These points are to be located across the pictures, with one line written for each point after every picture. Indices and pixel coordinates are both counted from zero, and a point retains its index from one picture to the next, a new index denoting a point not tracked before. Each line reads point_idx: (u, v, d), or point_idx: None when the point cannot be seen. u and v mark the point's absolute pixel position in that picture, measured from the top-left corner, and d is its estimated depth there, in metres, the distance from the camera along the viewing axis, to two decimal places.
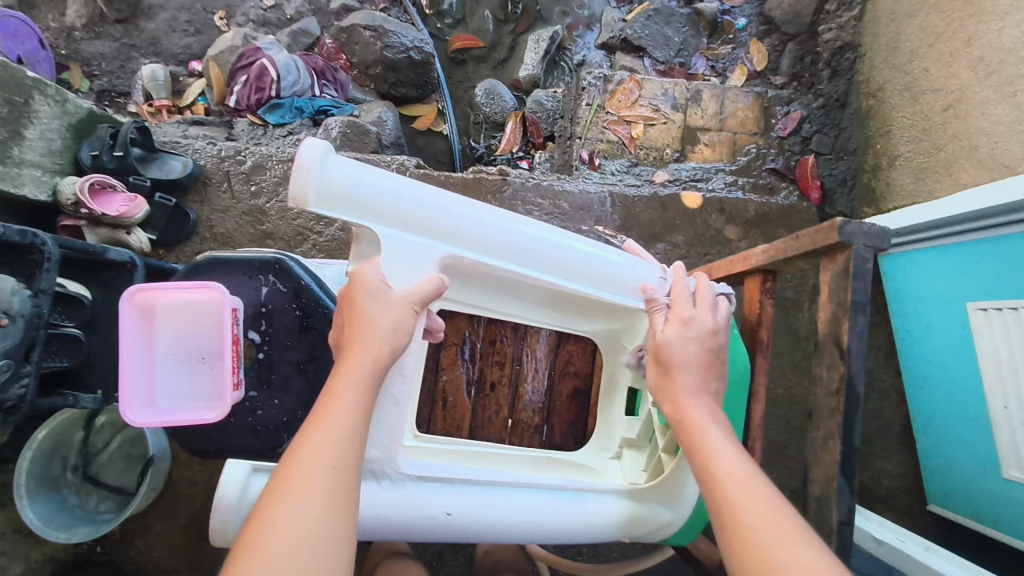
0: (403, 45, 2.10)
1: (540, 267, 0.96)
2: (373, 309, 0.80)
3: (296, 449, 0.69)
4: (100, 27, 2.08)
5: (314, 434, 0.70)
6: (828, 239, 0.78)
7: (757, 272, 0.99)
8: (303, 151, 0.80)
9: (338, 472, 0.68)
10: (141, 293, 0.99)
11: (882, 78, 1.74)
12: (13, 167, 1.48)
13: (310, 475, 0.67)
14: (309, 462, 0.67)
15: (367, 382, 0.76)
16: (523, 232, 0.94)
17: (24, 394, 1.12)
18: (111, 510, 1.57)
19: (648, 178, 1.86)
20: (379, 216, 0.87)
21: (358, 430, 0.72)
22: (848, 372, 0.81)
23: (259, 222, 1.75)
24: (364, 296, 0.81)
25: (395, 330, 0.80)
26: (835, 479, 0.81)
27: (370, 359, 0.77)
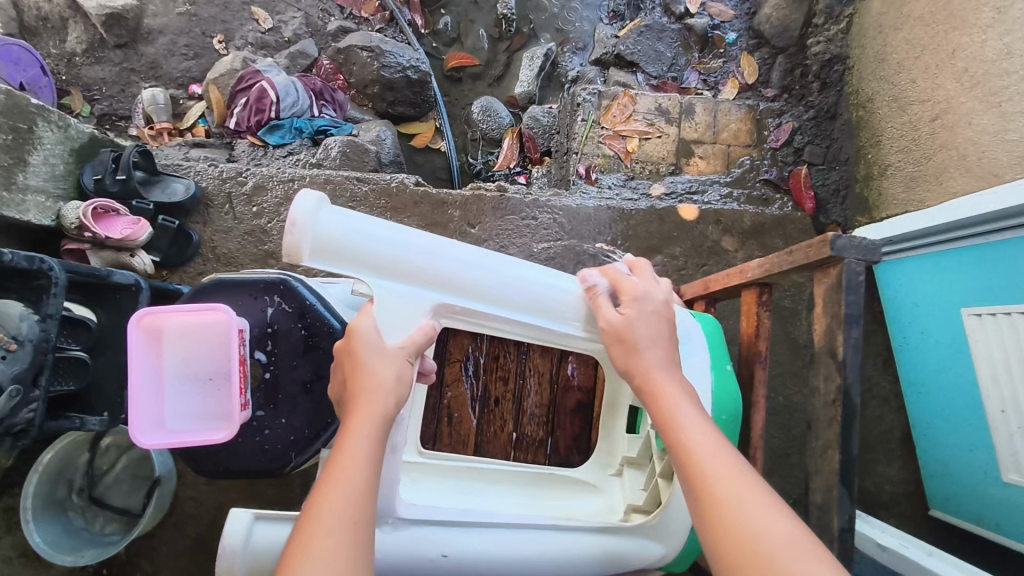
0: (399, 64, 2.12)
1: (532, 310, 0.96)
2: (374, 363, 0.82)
3: (315, 507, 0.70)
4: (100, 52, 2.10)
5: (330, 491, 0.71)
6: (821, 254, 0.79)
7: (753, 285, 0.96)
8: (296, 206, 0.82)
9: (355, 527, 0.69)
10: (149, 317, 1.01)
11: (870, 90, 1.78)
12: (18, 193, 1.50)
13: (330, 530, 0.68)
14: (328, 518, 0.69)
15: (376, 436, 0.77)
16: (518, 279, 0.94)
17: (33, 418, 1.13)
18: (117, 532, 1.59)
19: (644, 191, 1.89)
20: (373, 266, 0.87)
21: (371, 482, 0.74)
22: (845, 383, 0.82)
23: (262, 243, 1.77)
24: (365, 350, 0.83)
25: (396, 382, 0.82)
26: (836, 488, 0.82)
27: (377, 413, 0.78)
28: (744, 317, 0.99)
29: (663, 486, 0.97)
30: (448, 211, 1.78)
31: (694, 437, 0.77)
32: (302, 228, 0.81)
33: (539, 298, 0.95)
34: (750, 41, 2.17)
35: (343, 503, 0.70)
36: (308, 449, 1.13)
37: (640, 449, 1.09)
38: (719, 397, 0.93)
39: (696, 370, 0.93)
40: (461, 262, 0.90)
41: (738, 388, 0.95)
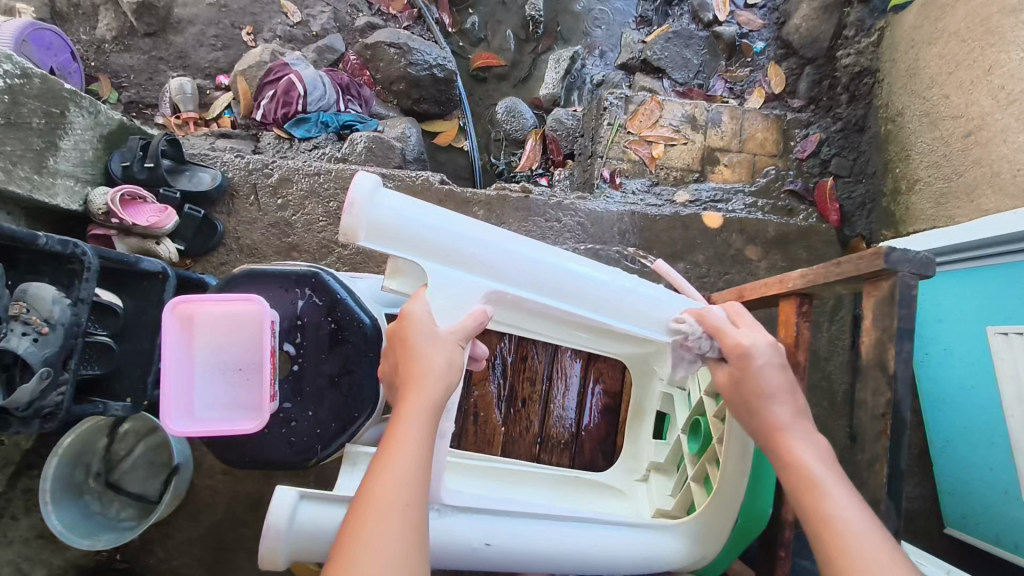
0: (426, 62, 2.12)
1: (578, 302, 0.95)
2: (424, 348, 0.81)
3: (369, 489, 0.70)
4: (130, 40, 2.11)
5: (382, 476, 0.71)
6: (873, 266, 0.79)
7: (793, 295, 0.96)
8: (353, 186, 0.83)
9: (409, 511, 0.70)
10: (183, 305, 1.01)
11: (900, 103, 1.77)
12: (49, 177, 1.50)
13: (384, 515, 0.68)
14: (382, 502, 0.69)
15: (428, 424, 0.77)
16: (566, 269, 0.93)
17: (61, 401, 1.14)
18: (132, 518, 1.59)
19: (668, 198, 1.88)
20: (426, 249, 0.88)
21: (423, 467, 0.74)
22: (894, 397, 0.81)
23: (285, 235, 1.76)
24: (416, 336, 0.82)
25: (448, 369, 0.81)
26: (881, 503, 0.81)
27: (432, 400, 0.78)
28: (782, 327, 0.98)
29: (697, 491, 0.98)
30: (472, 210, 1.78)
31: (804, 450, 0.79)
32: (358, 208, 0.83)
33: (586, 290, 0.95)
34: (777, 51, 2.17)
35: (397, 488, 0.71)
36: (334, 442, 1.12)
37: (669, 453, 1.09)
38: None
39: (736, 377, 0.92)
40: (510, 249, 0.91)
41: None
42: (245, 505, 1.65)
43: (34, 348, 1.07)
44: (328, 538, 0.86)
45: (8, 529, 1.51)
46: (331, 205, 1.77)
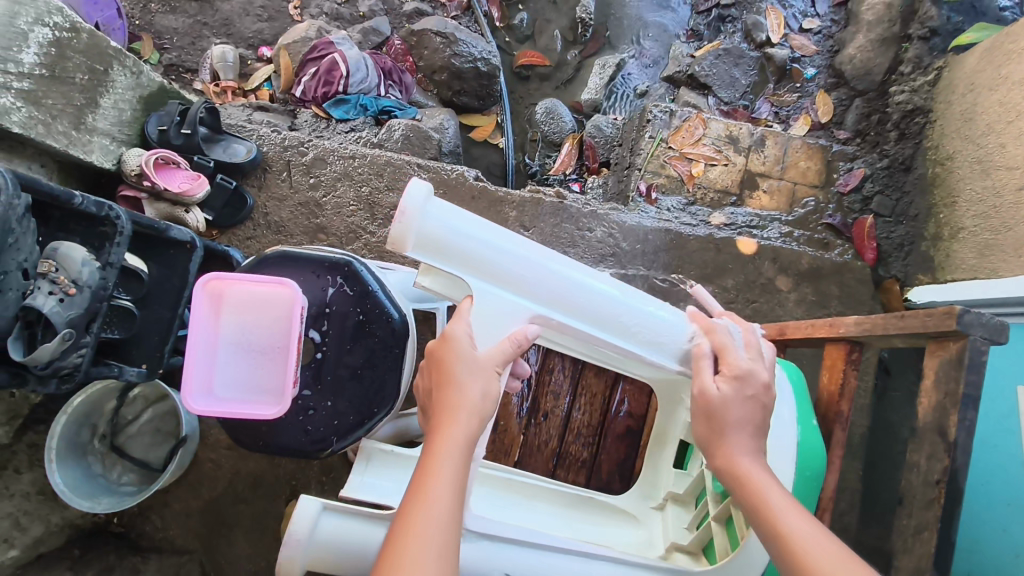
0: (471, 55, 2.10)
1: (623, 335, 0.92)
2: (463, 378, 0.81)
3: (402, 533, 0.70)
4: (176, 2, 2.09)
5: (418, 519, 0.70)
6: (944, 326, 0.77)
7: (843, 341, 0.93)
8: (406, 193, 0.82)
9: (443, 558, 0.69)
10: (215, 282, 1.00)
11: (951, 148, 1.73)
12: (86, 134, 1.49)
13: (420, 561, 0.67)
14: (417, 548, 0.68)
15: (461, 459, 0.76)
16: (612, 300, 0.90)
17: (79, 364, 1.13)
18: (132, 483, 1.59)
19: (703, 218, 1.85)
20: (471, 265, 0.86)
21: (457, 507, 0.73)
22: (952, 464, 0.80)
23: (314, 215, 1.73)
24: (456, 361, 0.83)
25: (483, 399, 0.81)
26: (926, 571, 0.79)
27: (465, 432, 0.78)
28: (826, 371, 0.96)
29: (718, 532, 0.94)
30: (505, 211, 1.75)
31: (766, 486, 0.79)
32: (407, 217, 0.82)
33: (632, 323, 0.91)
34: (828, 79, 2.13)
35: (433, 527, 0.70)
36: (350, 435, 1.10)
37: (688, 486, 1.05)
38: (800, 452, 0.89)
39: (779, 418, 0.89)
40: (557, 272, 0.88)
41: (821, 443, 0.90)
42: (247, 483, 1.64)
43: (59, 309, 1.05)
44: (345, 550, 0.85)
45: (12, 482, 1.47)
46: (362, 189, 1.74)
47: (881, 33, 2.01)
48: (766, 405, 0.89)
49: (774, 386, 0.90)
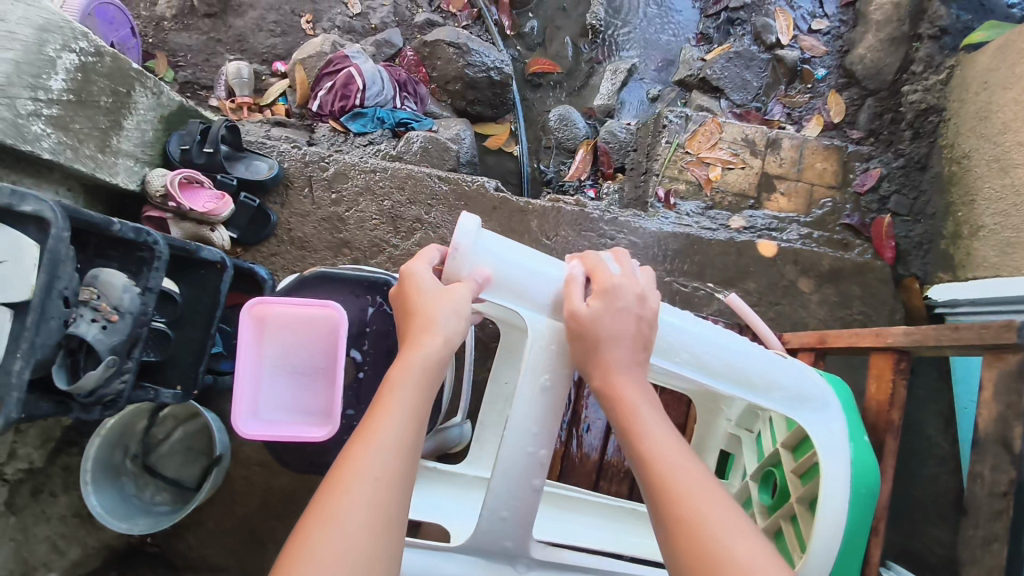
0: (484, 64, 2.10)
1: (692, 364, 0.91)
2: (425, 308, 0.84)
3: (346, 457, 0.73)
4: (190, 20, 2.10)
5: (360, 442, 0.73)
6: (1003, 339, 0.79)
7: (889, 350, 0.93)
8: (457, 229, 0.89)
9: (379, 482, 0.70)
10: (259, 306, 1.00)
11: (967, 146, 1.74)
12: (111, 156, 1.49)
13: (352, 482, 0.70)
14: (353, 471, 0.70)
15: (420, 378, 0.79)
16: (678, 330, 0.91)
17: (123, 390, 1.13)
18: (167, 502, 1.59)
19: (723, 222, 1.86)
20: (524, 297, 0.94)
21: (405, 433, 0.75)
22: None
23: (337, 230, 1.74)
24: (421, 290, 0.85)
25: (449, 320, 0.83)
26: None
27: (423, 353, 0.80)
28: (873, 381, 0.97)
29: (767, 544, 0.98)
30: (526, 220, 1.76)
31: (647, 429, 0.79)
32: (461, 251, 0.88)
33: (701, 349, 0.91)
34: (839, 80, 2.14)
35: (381, 441, 0.73)
36: None
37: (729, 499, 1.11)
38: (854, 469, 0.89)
39: (832, 437, 0.90)
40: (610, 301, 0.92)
41: (874, 461, 0.91)
42: (280, 499, 1.65)
43: (102, 336, 1.06)
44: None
45: (49, 505, 1.49)
46: (384, 203, 1.75)
47: (891, 33, 2.02)
48: (819, 423, 0.91)
49: (823, 406, 0.92)
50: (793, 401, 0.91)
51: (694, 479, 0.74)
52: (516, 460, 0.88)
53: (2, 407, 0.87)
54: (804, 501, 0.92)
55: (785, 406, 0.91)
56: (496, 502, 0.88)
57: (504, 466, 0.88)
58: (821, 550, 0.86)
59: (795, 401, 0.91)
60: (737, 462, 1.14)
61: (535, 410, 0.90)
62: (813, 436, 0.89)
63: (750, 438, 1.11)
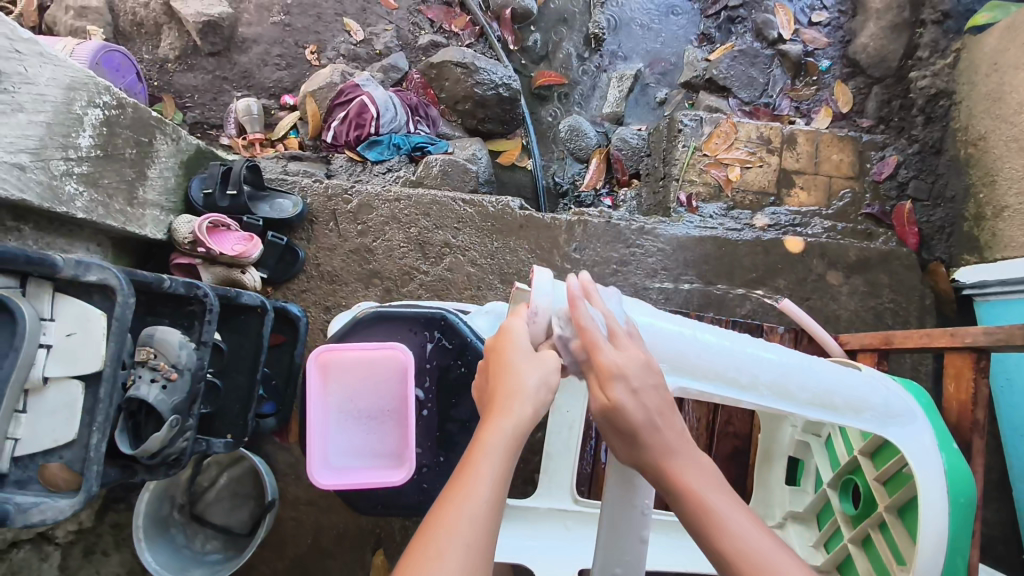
0: (493, 81, 2.09)
1: (776, 395, 0.93)
2: (521, 365, 0.80)
3: (434, 520, 0.68)
4: (193, 59, 2.10)
5: (451, 504, 0.69)
6: None
7: (967, 350, 0.98)
8: (535, 288, 0.88)
9: (473, 552, 0.66)
10: (326, 353, 1.01)
11: (982, 128, 1.76)
12: (139, 208, 1.47)
13: (445, 552, 0.65)
14: (443, 539, 0.66)
15: (511, 443, 0.74)
16: (758, 361, 0.93)
17: (186, 449, 1.11)
18: (217, 550, 1.55)
19: (746, 221, 1.87)
20: None
21: (496, 502, 0.70)
22: None
23: (366, 261, 1.74)
24: (514, 352, 0.82)
25: (540, 390, 0.79)
26: None
27: (514, 423, 0.75)
28: (953, 381, 1.01)
29: (857, 553, 1.04)
30: (553, 235, 1.76)
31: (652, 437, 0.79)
32: (539, 312, 0.88)
33: (781, 379, 0.94)
34: (844, 70, 2.16)
35: (472, 510, 0.68)
36: None
37: (807, 506, 1.20)
38: (949, 477, 0.92)
39: (922, 448, 0.93)
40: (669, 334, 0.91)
41: (969, 469, 0.93)
42: (331, 538, 1.63)
43: (163, 396, 1.05)
44: None
45: (101, 565, 1.46)
46: (411, 230, 1.74)
47: (892, 20, 2.04)
48: (907, 437, 0.94)
49: (909, 419, 0.96)
50: (880, 416, 0.95)
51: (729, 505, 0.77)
52: (620, 514, 0.86)
53: (83, 483, 0.85)
54: (893, 508, 0.98)
55: (873, 422, 0.94)
56: (606, 557, 0.85)
57: (610, 519, 0.86)
58: (928, 559, 0.89)
59: (881, 417, 0.95)
60: (807, 468, 1.23)
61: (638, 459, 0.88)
62: (905, 450, 0.93)
63: (819, 443, 1.20)
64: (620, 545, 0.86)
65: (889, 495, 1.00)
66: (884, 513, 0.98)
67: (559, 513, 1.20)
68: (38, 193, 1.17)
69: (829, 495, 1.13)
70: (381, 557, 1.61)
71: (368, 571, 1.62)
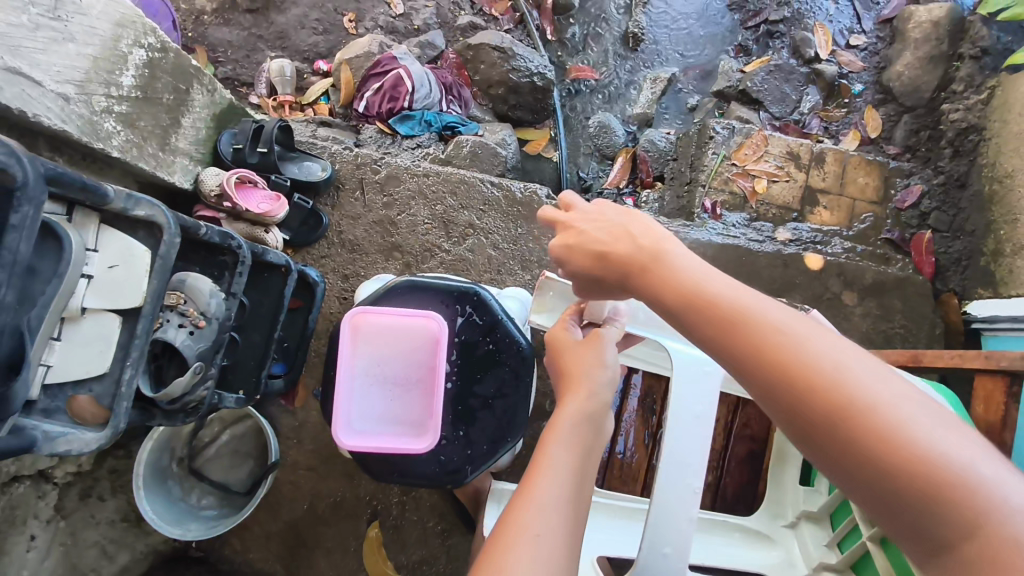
0: (529, 69, 2.08)
1: None
2: (578, 361, 0.90)
3: (507, 519, 0.72)
4: (230, 15, 2.09)
5: (521, 502, 0.73)
6: None
7: (1003, 374, 1.08)
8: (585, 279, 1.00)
9: (541, 540, 0.69)
10: (360, 316, 1.02)
11: (1009, 165, 1.77)
12: (170, 154, 1.44)
13: (519, 541, 0.68)
14: (517, 532, 0.69)
15: (571, 438, 0.80)
16: None
17: (206, 397, 1.09)
18: (213, 506, 1.54)
19: (768, 234, 1.88)
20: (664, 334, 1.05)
21: (562, 494, 0.74)
22: None
23: (388, 234, 1.73)
24: (568, 347, 0.93)
25: (600, 379, 0.87)
26: None
27: (580, 405, 0.84)
28: (982, 403, 1.12)
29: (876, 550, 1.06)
30: None
31: (770, 326, 0.67)
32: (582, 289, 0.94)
33: None
34: (875, 96, 2.18)
35: (540, 498, 0.73)
36: (482, 466, 1.13)
37: (820, 505, 1.25)
38: None
39: None
40: None
41: None
42: (327, 505, 1.63)
43: (189, 342, 1.04)
44: None
45: (97, 510, 1.42)
46: (437, 207, 1.74)
47: (929, 51, 2.05)
48: None
49: None
50: None
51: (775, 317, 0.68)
52: (675, 492, 0.94)
53: (111, 417, 0.84)
54: None
55: None
56: (656, 538, 0.93)
57: (661, 504, 0.94)
58: None
59: None
60: None
61: (685, 442, 0.97)
62: None
63: None
64: (670, 524, 0.93)
65: None
66: None
67: None
68: (78, 126, 1.16)
69: None
70: (376, 527, 1.61)
71: (362, 542, 1.62)
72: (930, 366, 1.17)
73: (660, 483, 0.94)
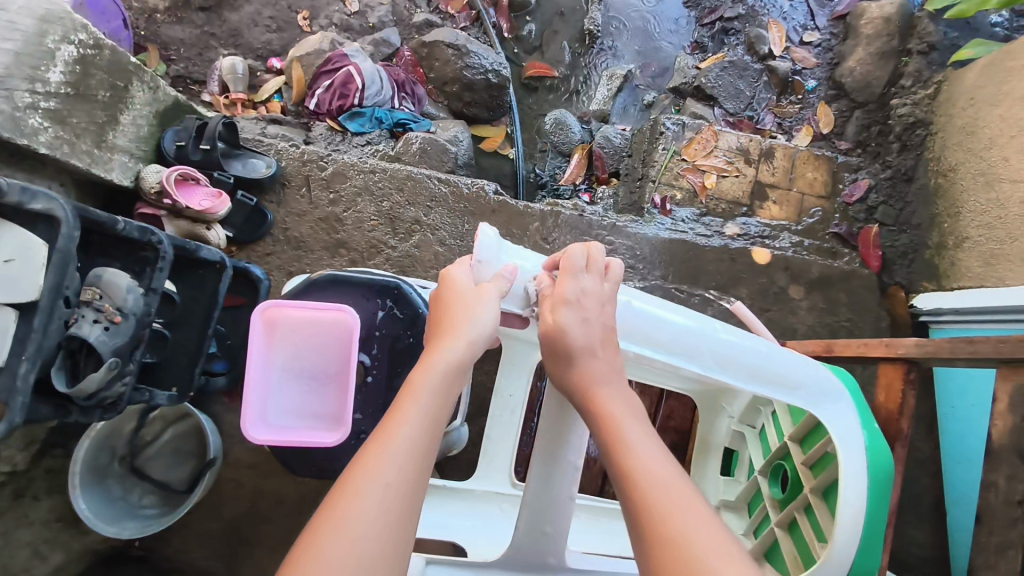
0: (482, 66, 2.09)
1: (717, 364, 1.07)
2: (461, 311, 0.92)
3: (352, 472, 0.73)
4: (182, 13, 2.09)
5: (371, 450, 0.75)
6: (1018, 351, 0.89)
7: (901, 362, 1.06)
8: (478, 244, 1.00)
9: (389, 490, 0.72)
10: (272, 309, 1.01)
11: (954, 159, 1.79)
12: (106, 151, 1.44)
13: (358, 493, 0.71)
14: (362, 481, 0.72)
15: (436, 388, 0.84)
16: (703, 335, 1.07)
17: (123, 393, 1.10)
18: (155, 505, 1.53)
19: (717, 229, 1.89)
20: None
21: (415, 451, 0.77)
22: None
23: (334, 231, 1.73)
24: (456, 298, 0.94)
25: (476, 331, 0.90)
26: None
27: (455, 351, 0.87)
28: (884, 390, 1.10)
29: (782, 535, 1.14)
30: (525, 223, 1.78)
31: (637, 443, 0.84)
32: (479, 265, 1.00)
33: (727, 352, 1.07)
34: (828, 91, 2.19)
35: (391, 449, 0.75)
36: None
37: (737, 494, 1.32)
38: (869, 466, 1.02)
39: (845, 423, 1.04)
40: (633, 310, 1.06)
41: (888, 449, 1.04)
42: (269, 502, 1.63)
43: (105, 338, 1.04)
44: None
45: (31, 509, 1.41)
46: (383, 204, 1.74)
47: (881, 47, 2.06)
48: (833, 413, 1.05)
49: (838, 398, 1.07)
50: (813, 395, 1.06)
51: (643, 437, 0.86)
52: (555, 475, 0.96)
53: (8, 411, 0.85)
54: (817, 491, 1.08)
55: (805, 400, 1.06)
56: (535, 520, 0.96)
57: (540, 487, 0.96)
58: (844, 533, 0.99)
59: (814, 396, 1.06)
60: (740, 459, 1.34)
61: (573, 425, 0.98)
62: (829, 425, 1.04)
63: (753, 432, 1.31)
64: (548, 507, 0.96)
65: (813, 477, 1.10)
66: (810, 494, 1.07)
67: (497, 495, 1.26)
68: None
69: (761, 482, 1.23)
70: None
71: None
72: (845, 357, 1.18)
73: (538, 466, 0.96)
